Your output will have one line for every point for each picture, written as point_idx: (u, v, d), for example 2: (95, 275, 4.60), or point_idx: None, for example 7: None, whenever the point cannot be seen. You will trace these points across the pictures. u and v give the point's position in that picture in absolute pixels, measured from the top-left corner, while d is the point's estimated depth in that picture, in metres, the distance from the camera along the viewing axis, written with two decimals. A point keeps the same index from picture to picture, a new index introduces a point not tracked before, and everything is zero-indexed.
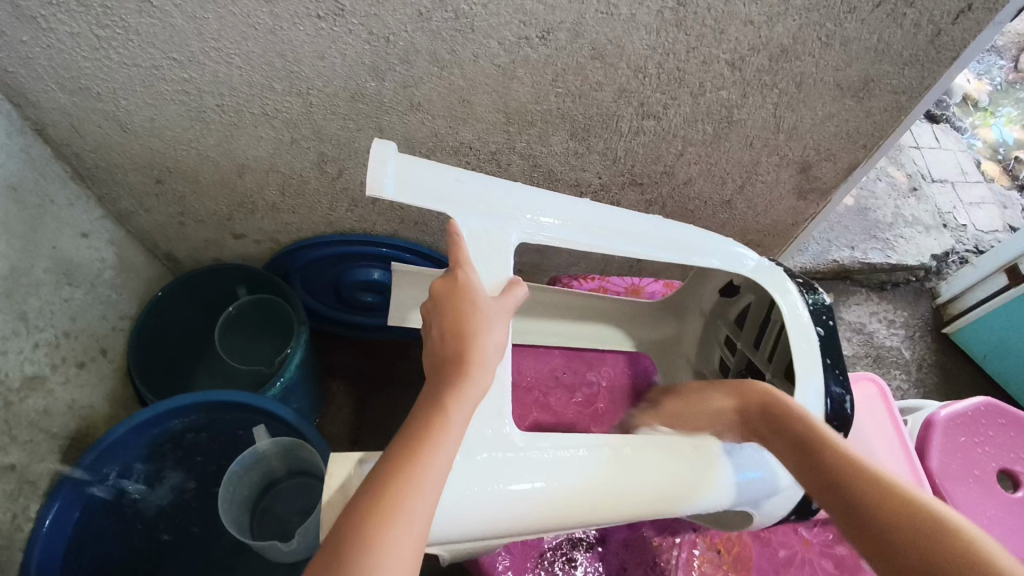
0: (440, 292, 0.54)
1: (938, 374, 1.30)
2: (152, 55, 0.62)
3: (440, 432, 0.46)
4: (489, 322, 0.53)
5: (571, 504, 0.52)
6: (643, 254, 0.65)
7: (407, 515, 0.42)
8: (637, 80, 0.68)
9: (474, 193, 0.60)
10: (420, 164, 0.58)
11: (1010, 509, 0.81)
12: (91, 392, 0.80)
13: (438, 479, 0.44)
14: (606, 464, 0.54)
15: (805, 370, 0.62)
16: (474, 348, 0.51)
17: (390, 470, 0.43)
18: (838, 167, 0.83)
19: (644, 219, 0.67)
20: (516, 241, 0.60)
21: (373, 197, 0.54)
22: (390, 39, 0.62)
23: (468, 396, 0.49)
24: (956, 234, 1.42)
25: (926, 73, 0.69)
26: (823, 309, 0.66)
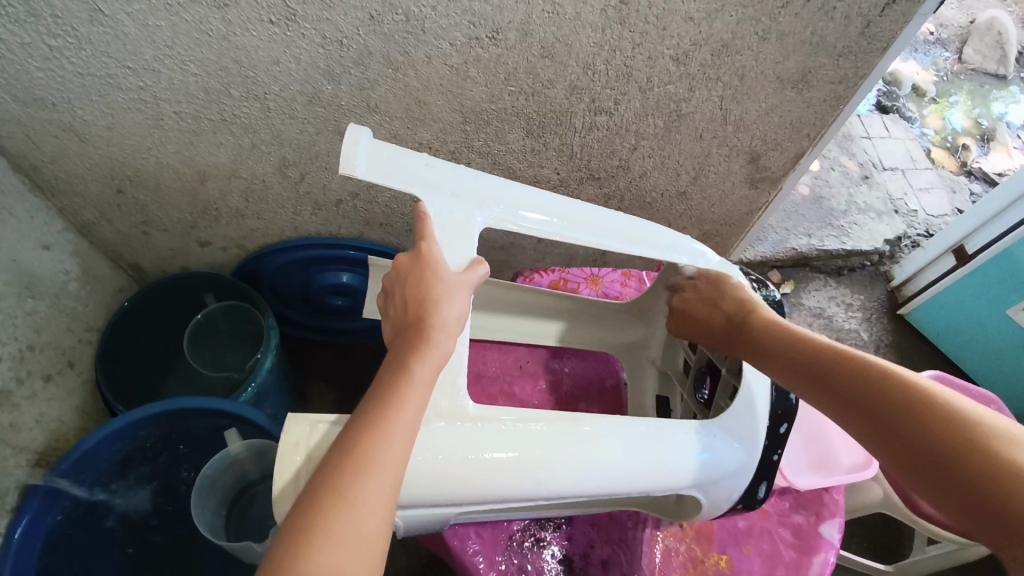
0: (407, 264, 0.56)
1: (895, 354, 1.35)
2: (107, 64, 0.62)
3: (406, 390, 0.47)
4: (451, 292, 0.55)
5: (530, 471, 0.54)
6: (608, 247, 0.67)
7: (379, 465, 0.43)
8: (587, 77, 0.71)
9: (441, 179, 0.61)
10: (392, 150, 0.60)
11: None
12: (59, 405, 0.80)
13: (406, 431, 0.45)
14: (566, 437, 0.56)
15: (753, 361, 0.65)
16: (435, 315, 0.53)
17: (361, 426, 0.44)
18: (784, 156, 0.86)
19: (608, 214, 0.69)
20: (482, 224, 0.62)
21: (346, 176, 0.55)
22: (343, 42, 0.63)
23: (432, 358, 0.50)
24: (907, 219, 1.47)
25: (860, 63, 0.72)
26: (771, 302, 0.70)
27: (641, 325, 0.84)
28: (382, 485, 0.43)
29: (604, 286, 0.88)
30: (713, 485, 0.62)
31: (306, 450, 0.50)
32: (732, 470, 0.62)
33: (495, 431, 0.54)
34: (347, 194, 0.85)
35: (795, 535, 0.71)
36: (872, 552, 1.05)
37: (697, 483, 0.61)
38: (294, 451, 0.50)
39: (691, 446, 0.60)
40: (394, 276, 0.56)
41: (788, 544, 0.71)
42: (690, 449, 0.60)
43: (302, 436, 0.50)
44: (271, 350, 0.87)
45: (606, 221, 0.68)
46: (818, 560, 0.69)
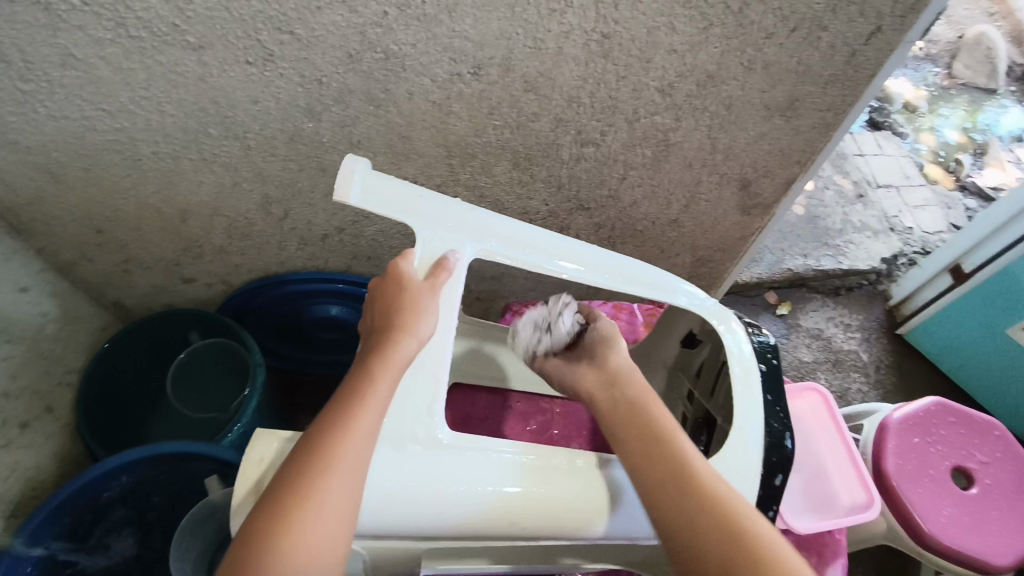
0: (380, 282, 0.56)
1: (896, 375, 1.33)
2: (82, 108, 0.61)
3: (368, 395, 0.48)
4: (421, 301, 0.54)
5: (508, 503, 0.52)
6: (594, 283, 0.65)
7: (339, 467, 0.44)
8: (572, 110, 0.70)
9: (433, 208, 0.60)
10: (389, 178, 0.59)
11: (965, 505, 0.83)
12: (35, 452, 0.78)
13: (366, 432, 0.46)
14: (550, 475, 0.54)
15: (743, 396, 0.62)
16: (402, 319, 0.52)
17: (323, 432, 0.45)
18: (776, 182, 0.85)
19: (599, 250, 0.67)
20: (472, 257, 0.60)
21: (339, 202, 0.56)
22: (322, 81, 0.62)
23: (398, 361, 0.50)
24: (903, 237, 1.46)
25: (848, 91, 0.71)
26: (768, 349, 0.66)
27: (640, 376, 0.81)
28: (342, 490, 0.44)
29: None
30: None
31: (268, 468, 0.49)
32: None
33: (470, 462, 0.52)
34: (332, 229, 0.84)
35: None
36: None
37: None
38: (256, 469, 0.48)
39: None
40: (373, 291, 0.57)
41: None
42: None
43: (265, 455, 0.49)
44: (257, 389, 0.84)
45: (598, 257, 0.66)
46: None
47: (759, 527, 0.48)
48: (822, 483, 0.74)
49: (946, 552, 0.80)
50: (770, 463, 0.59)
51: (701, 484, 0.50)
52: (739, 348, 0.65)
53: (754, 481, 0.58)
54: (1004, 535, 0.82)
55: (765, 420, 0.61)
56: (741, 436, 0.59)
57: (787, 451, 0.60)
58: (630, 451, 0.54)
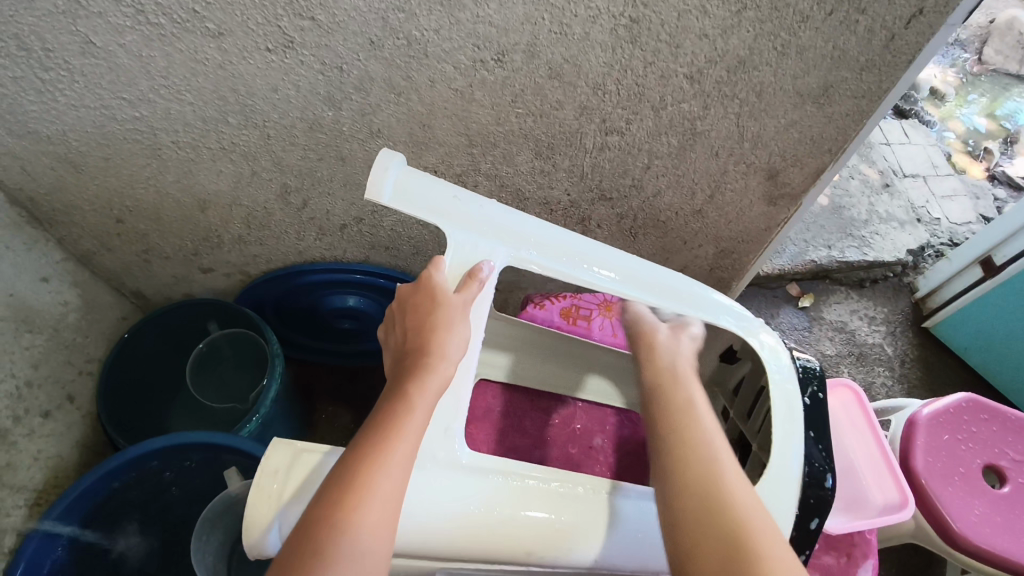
0: (411, 297, 0.56)
1: (921, 369, 1.30)
2: (101, 96, 0.61)
3: (404, 419, 0.47)
4: (451, 320, 0.53)
5: (525, 532, 0.49)
6: (625, 293, 0.62)
7: (376, 494, 0.43)
8: (597, 98, 0.68)
9: (465, 212, 0.58)
10: (424, 178, 0.58)
11: (997, 505, 0.81)
12: (57, 441, 0.79)
13: (404, 458, 0.45)
14: (574, 500, 0.52)
15: (784, 431, 0.58)
16: (435, 341, 0.52)
17: (359, 455, 0.44)
18: (805, 172, 0.83)
19: (635, 259, 0.64)
20: (504, 263, 0.58)
21: (370, 202, 0.54)
22: (343, 68, 0.61)
23: (432, 385, 0.49)
24: (930, 228, 1.43)
25: (884, 77, 0.69)
26: (813, 377, 0.61)
27: None
28: (379, 517, 0.42)
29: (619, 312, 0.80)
30: None
31: (283, 481, 0.47)
32: None
33: (497, 491, 0.50)
34: (351, 219, 0.83)
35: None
36: None
37: None
38: (271, 479, 0.47)
39: None
40: (400, 306, 0.57)
41: None
42: None
43: (281, 465, 0.48)
44: (276, 377, 0.85)
45: (632, 267, 0.63)
46: None
47: (748, 501, 0.47)
48: (851, 479, 0.72)
49: (978, 553, 0.78)
50: (807, 505, 0.55)
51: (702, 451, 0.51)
52: (778, 368, 0.62)
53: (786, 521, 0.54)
54: None
55: (806, 455, 0.57)
56: (778, 467, 0.56)
57: (827, 492, 0.55)
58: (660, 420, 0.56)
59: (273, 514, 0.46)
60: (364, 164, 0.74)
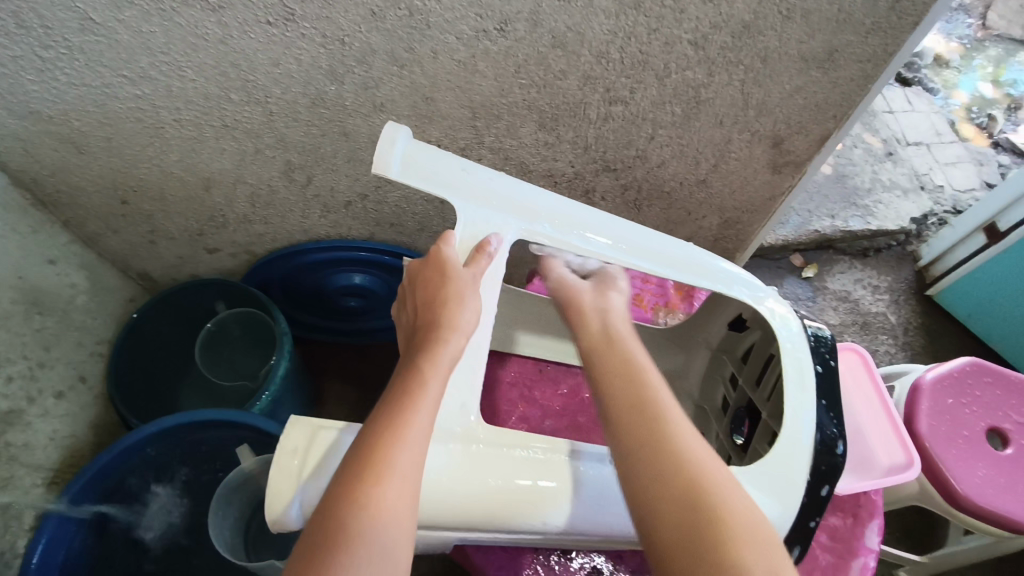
0: (422, 273, 0.56)
1: (925, 337, 1.30)
2: (102, 74, 0.60)
3: (420, 392, 0.47)
4: (463, 292, 0.53)
5: (546, 498, 0.50)
6: (634, 265, 0.62)
7: (397, 465, 0.43)
8: (601, 66, 0.67)
9: (474, 184, 0.59)
10: (433, 151, 0.58)
11: (1001, 467, 0.82)
12: (72, 421, 0.80)
13: (421, 427, 0.45)
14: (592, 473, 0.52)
15: (796, 400, 0.58)
16: (447, 313, 0.52)
17: (377, 428, 0.44)
18: (810, 139, 0.82)
19: (642, 230, 0.64)
20: (514, 236, 0.58)
21: (380, 177, 0.54)
22: (344, 40, 0.60)
23: (445, 357, 0.50)
24: (934, 196, 1.42)
25: (890, 39, 0.68)
26: (823, 344, 0.62)
27: (681, 355, 0.79)
28: (402, 483, 0.42)
29: None
30: None
31: (303, 458, 0.47)
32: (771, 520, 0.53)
33: (519, 462, 0.51)
34: (356, 195, 0.83)
35: (832, 539, 0.69)
36: (904, 542, 1.03)
37: None
38: (291, 458, 0.47)
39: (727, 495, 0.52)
40: (410, 284, 0.57)
41: (826, 549, 0.69)
42: None
43: (299, 444, 0.48)
44: (285, 356, 0.85)
45: (639, 238, 0.63)
46: (857, 564, 0.68)
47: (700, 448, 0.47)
48: (859, 443, 0.73)
49: (982, 514, 0.79)
50: (819, 472, 0.55)
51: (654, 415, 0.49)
52: (787, 336, 0.62)
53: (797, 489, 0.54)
54: None
55: (818, 423, 0.57)
56: (792, 434, 0.56)
57: (838, 458, 0.57)
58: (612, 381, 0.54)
59: (293, 493, 0.46)
60: (367, 139, 0.73)
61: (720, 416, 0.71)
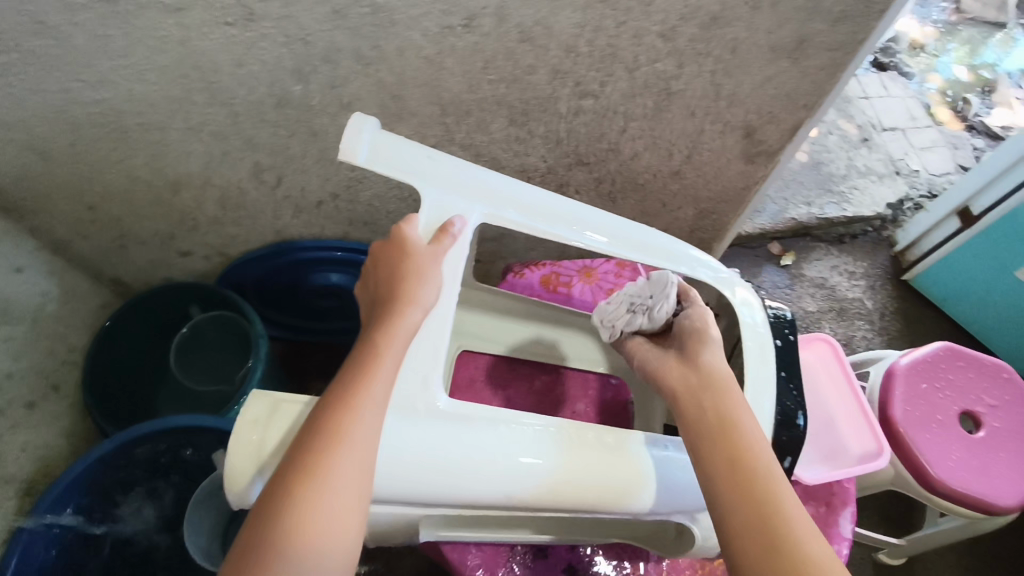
0: (383, 250, 0.53)
1: (901, 321, 1.32)
2: (60, 79, 0.59)
3: (374, 369, 0.45)
4: (422, 267, 0.51)
5: (515, 472, 0.48)
6: (603, 249, 0.61)
7: (347, 448, 0.42)
8: (569, 60, 0.67)
9: (441, 170, 0.57)
10: (398, 138, 0.56)
11: (973, 450, 0.84)
12: (45, 430, 0.79)
13: (375, 405, 0.44)
14: (564, 445, 0.50)
15: (757, 373, 0.59)
16: (405, 287, 0.50)
17: (328, 408, 0.44)
18: (781, 129, 0.82)
19: (610, 215, 0.63)
20: (480, 221, 0.57)
21: (345, 163, 0.53)
22: (307, 40, 0.60)
23: (403, 330, 0.48)
24: (909, 180, 1.43)
25: (858, 28, 0.68)
26: (785, 323, 0.63)
27: None
28: (350, 477, 0.42)
29: (598, 278, 0.80)
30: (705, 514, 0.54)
31: (262, 430, 0.46)
32: None
33: (492, 434, 0.49)
34: (327, 195, 0.82)
35: None
36: (880, 524, 1.05)
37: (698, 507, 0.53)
38: (251, 428, 0.46)
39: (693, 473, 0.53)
40: (372, 258, 0.54)
41: None
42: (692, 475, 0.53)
43: (260, 414, 0.47)
44: (262, 360, 0.84)
45: (608, 221, 0.62)
46: None
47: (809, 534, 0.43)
48: (829, 431, 0.74)
49: (955, 497, 0.81)
50: (780, 443, 0.57)
51: (766, 489, 0.45)
52: (750, 317, 0.62)
53: None
54: (1012, 476, 0.82)
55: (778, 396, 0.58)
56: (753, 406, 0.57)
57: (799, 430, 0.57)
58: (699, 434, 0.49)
59: (254, 474, 0.45)
60: (336, 138, 0.73)
61: None
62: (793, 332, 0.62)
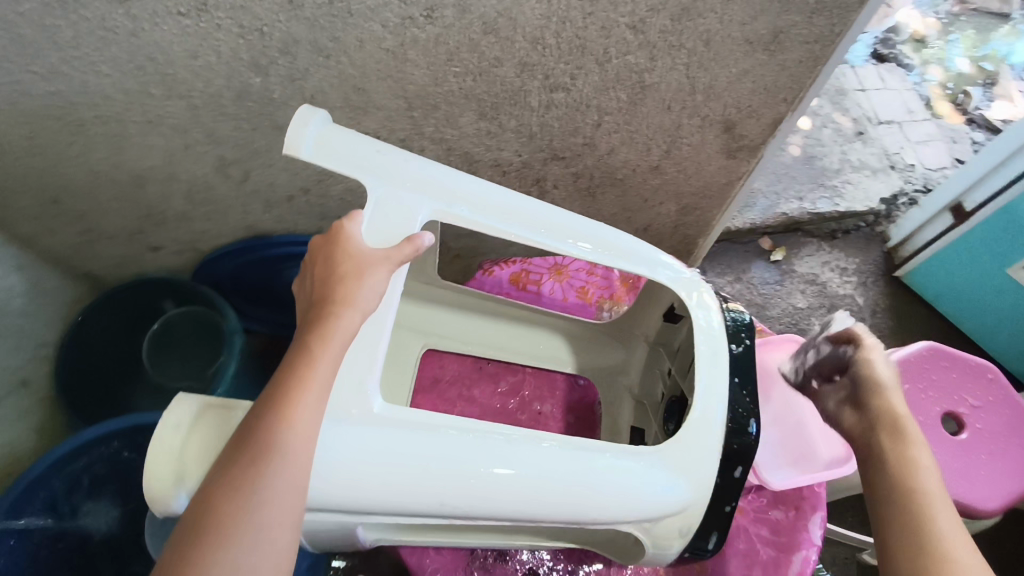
0: (323, 248, 0.51)
1: (892, 318, 1.30)
2: (10, 71, 0.57)
3: (308, 375, 0.44)
4: (362, 268, 0.49)
5: (460, 478, 0.47)
6: (556, 248, 0.60)
7: (278, 460, 0.41)
8: (537, 53, 0.65)
9: (389, 165, 0.56)
10: (347, 133, 0.56)
11: (956, 452, 0.82)
12: (11, 427, 0.78)
13: (309, 413, 0.43)
14: (513, 451, 0.49)
15: (708, 380, 0.57)
16: (343, 288, 0.48)
17: (259, 417, 0.42)
18: (762, 123, 0.80)
19: (564, 214, 0.62)
20: (426, 217, 0.56)
21: (289, 156, 0.53)
22: (263, 31, 0.58)
23: (340, 334, 0.46)
24: (904, 175, 1.41)
25: (836, 20, 0.66)
26: (742, 327, 0.61)
27: (621, 350, 0.76)
28: (284, 493, 0.41)
29: (568, 276, 0.81)
30: (656, 521, 0.53)
31: (184, 436, 0.45)
32: (683, 502, 0.53)
33: (438, 438, 0.48)
34: (297, 189, 0.81)
35: (773, 531, 0.70)
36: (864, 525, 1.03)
37: (648, 516, 0.52)
38: (173, 434, 0.45)
39: (646, 482, 0.52)
40: (310, 256, 0.52)
41: (767, 542, 0.69)
42: (644, 484, 0.51)
43: (182, 420, 0.46)
44: (234, 355, 0.84)
45: (562, 220, 0.61)
46: (799, 557, 0.68)
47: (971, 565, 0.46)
48: (800, 434, 0.73)
49: None
50: (732, 452, 0.55)
51: (929, 531, 0.48)
52: (706, 318, 0.60)
53: (711, 473, 0.54)
54: (995, 479, 0.80)
55: (730, 402, 0.56)
56: (704, 413, 0.55)
57: (749, 438, 0.55)
58: (880, 497, 0.53)
59: (175, 484, 0.44)
60: None
61: (658, 409, 0.68)
62: (749, 336, 0.61)
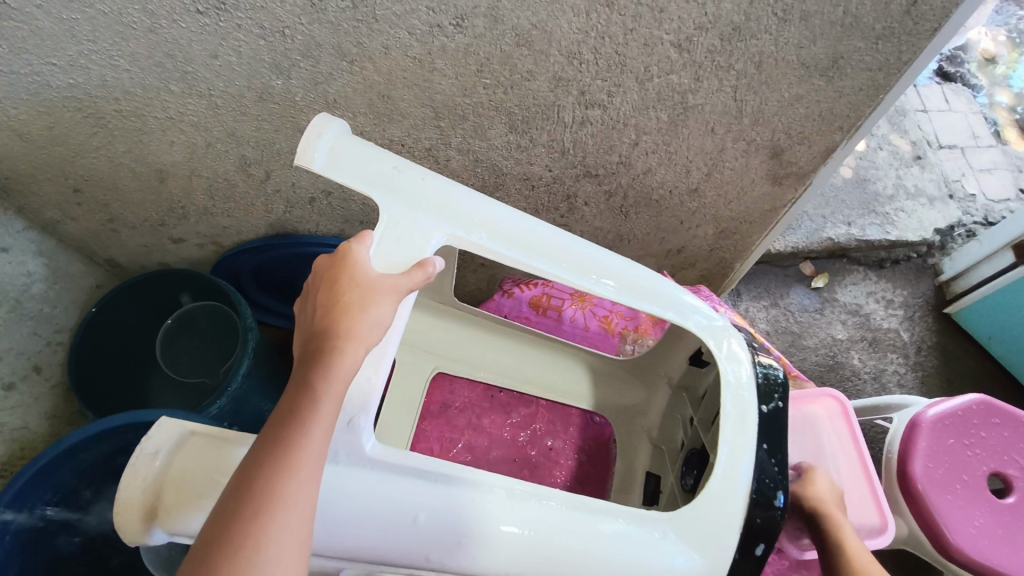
0: (327, 270, 0.46)
1: (939, 357, 1.22)
2: (30, 61, 0.56)
3: (313, 419, 0.39)
4: (371, 297, 0.44)
5: (453, 539, 0.44)
6: (579, 285, 0.56)
7: (280, 516, 0.36)
8: (573, 68, 0.61)
9: (405, 185, 0.53)
10: (363, 146, 0.53)
11: (1000, 517, 0.75)
12: (24, 413, 0.78)
13: (314, 461, 0.38)
14: (514, 514, 0.46)
15: (732, 444, 0.53)
16: (350, 320, 0.43)
17: (259, 464, 0.37)
18: (813, 150, 0.75)
19: (589, 248, 0.58)
20: (440, 241, 0.52)
21: (299, 168, 0.49)
22: (286, 33, 0.55)
23: (346, 372, 0.41)
24: (963, 205, 1.32)
25: (904, 47, 0.61)
26: (775, 386, 0.56)
27: (644, 390, 0.73)
28: (286, 552, 0.36)
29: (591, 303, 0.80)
30: None
31: (161, 463, 0.45)
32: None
33: (436, 493, 0.45)
34: (319, 191, 0.78)
35: None
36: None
37: None
38: (149, 462, 0.45)
39: (656, 552, 0.48)
40: (311, 277, 0.46)
41: None
42: (653, 555, 0.48)
43: (160, 447, 0.46)
44: (247, 354, 0.80)
45: (586, 255, 0.57)
46: None
47: None
48: None
49: (972, 567, 0.73)
50: (753, 527, 0.50)
51: None
52: (736, 373, 0.56)
53: (728, 547, 0.50)
54: None
55: (756, 467, 0.52)
56: (726, 478, 0.51)
57: (776, 513, 0.51)
58: None
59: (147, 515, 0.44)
60: None
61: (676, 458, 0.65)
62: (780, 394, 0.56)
